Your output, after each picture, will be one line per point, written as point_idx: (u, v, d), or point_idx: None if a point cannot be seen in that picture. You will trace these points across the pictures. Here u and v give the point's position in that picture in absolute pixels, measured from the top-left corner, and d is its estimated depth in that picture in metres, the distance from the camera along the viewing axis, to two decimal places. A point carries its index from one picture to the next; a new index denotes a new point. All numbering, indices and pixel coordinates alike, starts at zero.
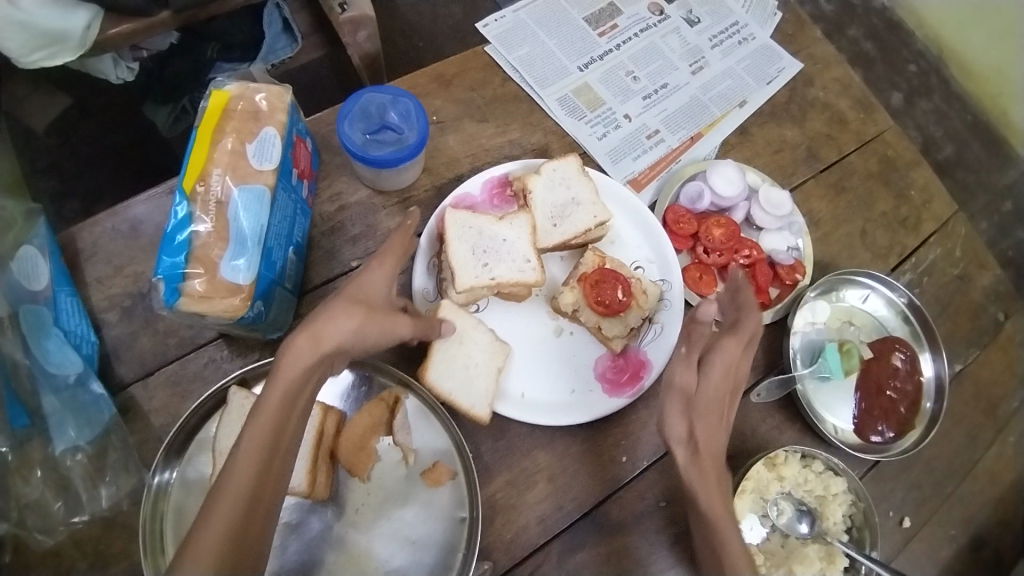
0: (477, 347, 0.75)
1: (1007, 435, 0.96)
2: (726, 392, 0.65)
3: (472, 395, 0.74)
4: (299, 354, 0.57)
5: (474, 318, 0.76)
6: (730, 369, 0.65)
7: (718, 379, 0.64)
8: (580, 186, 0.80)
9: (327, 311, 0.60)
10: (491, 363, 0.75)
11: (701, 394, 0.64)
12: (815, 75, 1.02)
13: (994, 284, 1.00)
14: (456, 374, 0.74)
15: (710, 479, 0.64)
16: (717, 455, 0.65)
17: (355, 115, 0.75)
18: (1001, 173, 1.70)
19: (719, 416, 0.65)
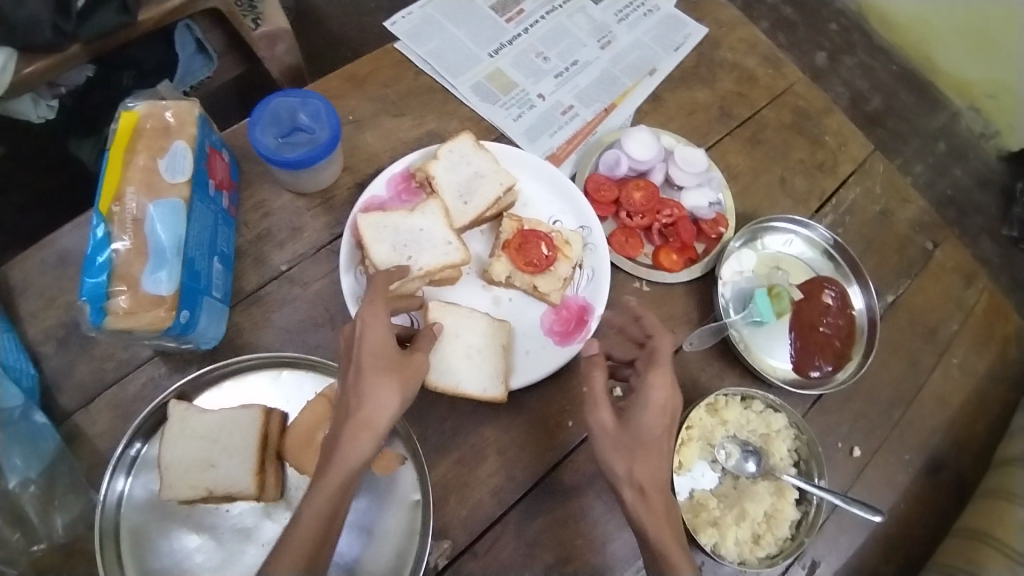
0: (471, 333, 0.77)
1: (950, 358, 0.98)
2: (662, 428, 0.66)
3: (482, 381, 0.75)
4: (357, 445, 0.58)
5: (468, 308, 0.77)
6: (665, 403, 0.66)
7: (653, 419, 0.65)
8: (479, 160, 0.82)
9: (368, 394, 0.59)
10: (495, 345, 0.77)
11: (633, 433, 0.65)
12: (721, 37, 1.05)
13: (918, 216, 1.04)
14: (458, 364, 0.75)
15: (660, 517, 0.63)
16: (664, 490, 0.64)
17: (266, 120, 0.76)
18: (931, 116, 1.75)
19: (661, 454, 0.65)
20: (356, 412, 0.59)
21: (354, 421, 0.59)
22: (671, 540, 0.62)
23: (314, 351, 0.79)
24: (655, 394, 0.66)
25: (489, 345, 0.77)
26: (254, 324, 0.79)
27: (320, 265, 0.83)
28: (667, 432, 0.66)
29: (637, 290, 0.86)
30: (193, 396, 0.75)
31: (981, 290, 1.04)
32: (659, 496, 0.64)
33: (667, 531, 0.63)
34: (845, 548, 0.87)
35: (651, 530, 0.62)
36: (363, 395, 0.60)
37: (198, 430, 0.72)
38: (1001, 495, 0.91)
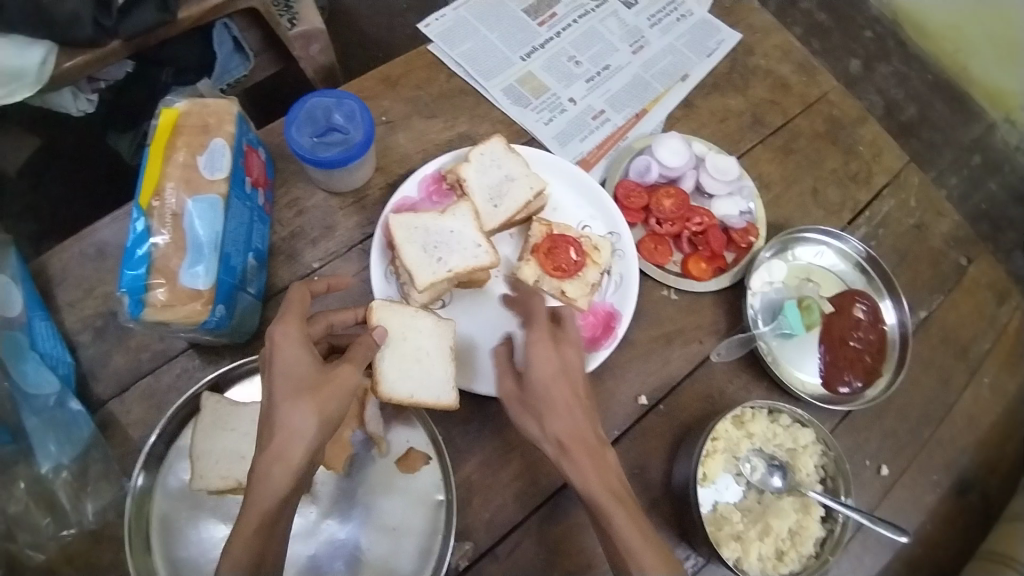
0: (419, 335, 0.73)
1: (982, 377, 0.97)
2: (559, 377, 0.65)
3: (428, 387, 0.72)
4: (273, 479, 0.57)
5: (411, 307, 0.74)
6: (552, 355, 0.66)
7: (541, 373, 0.65)
8: (510, 163, 0.82)
9: (279, 424, 0.58)
10: (443, 347, 0.73)
11: (529, 388, 0.65)
12: (755, 44, 1.04)
13: (953, 230, 1.02)
14: (409, 372, 0.72)
15: (586, 468, 0.61)
16: (586, 441, 0.63)
17: (302, 119, 0.77)
18: (967, 127, 1.71)
19: (567, 405, 0.64)
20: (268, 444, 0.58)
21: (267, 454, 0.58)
22: (598, 490, 0.60)
23: None
24: (540, 349, 0.67)
25: (436, 349, 0.73)
26: None
27: (351, 264, 0.84)
28: (563, 378, 0.65)
29: (664, 298, 0.86)
30: (225, 389, 0.77)
31: (1015, 308, 1.02)
32: (577, 446, 0.62)
33: (596, 477, 0.61)
34: (870, 565, 0.86)
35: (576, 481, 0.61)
36: (275, 427, 0.59)
37: (229, 423, 0.73)
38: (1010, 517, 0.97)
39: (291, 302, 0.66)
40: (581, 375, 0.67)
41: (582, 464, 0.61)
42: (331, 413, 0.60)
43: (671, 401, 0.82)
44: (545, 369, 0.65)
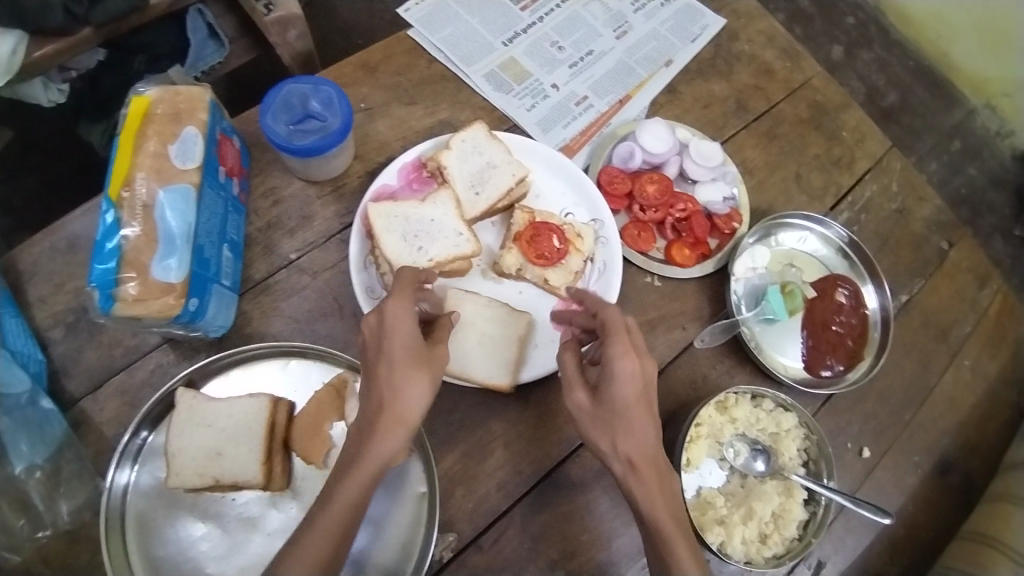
0: (489, 322, 0.76)
1: (962, 360, 0.97)
2: (638, 394, 0.61)
3: (492, 370, 0.75)
4: (393, 441, 0.58)
5: (486, 296, 0.78)
6: (636, 378, 0.61)
7: (623, 388, 0.61)
8: (492, 150, 0.81)
9: (399, 390, 0.59)
10: (510, 335, 0.76)
11: (606, 405, 0.61)
12: (738, 29, 1.04)
13: (934, 215, 1.03)
14: (477, 355, 0.75)
15: (654, 492, 0.59)
16: (655, 461, 0.61)
17: (277, 106, 0.76)
18: (947, 113, 1.73)
19: (643, 424, 0.61)
20: (387, 408, 0.58)
21: (385, 416, 0.58)
22: (662, 515, 0.59)
23: (322, 341, 0.78)
24: (628, 370, 0.61)
25: (504, 335, 0.76)
26: (262, 313, 0.79)
27: (331, 254, 0.82)
28: (644, 399, 0.62)
29: (648, 285, 0.85)
30: (201, 385, 0.75)
31: (995, 291, 1.03)
32: (649, 469, 0.60)
33: (662, 502, 0.60)
34: (853, 548, 0.86)
35: (642, 500, 0.60)
36: (388, 393, 0.59)
37: (204, 419, 0.72)
38: (1002, 496, 0.92)
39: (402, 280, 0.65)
40: (653, 398, 0.63)
41: (650, 485, 0.60)
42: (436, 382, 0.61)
43: (655, 387, 0.81)
44: (628, 389, 0.61)
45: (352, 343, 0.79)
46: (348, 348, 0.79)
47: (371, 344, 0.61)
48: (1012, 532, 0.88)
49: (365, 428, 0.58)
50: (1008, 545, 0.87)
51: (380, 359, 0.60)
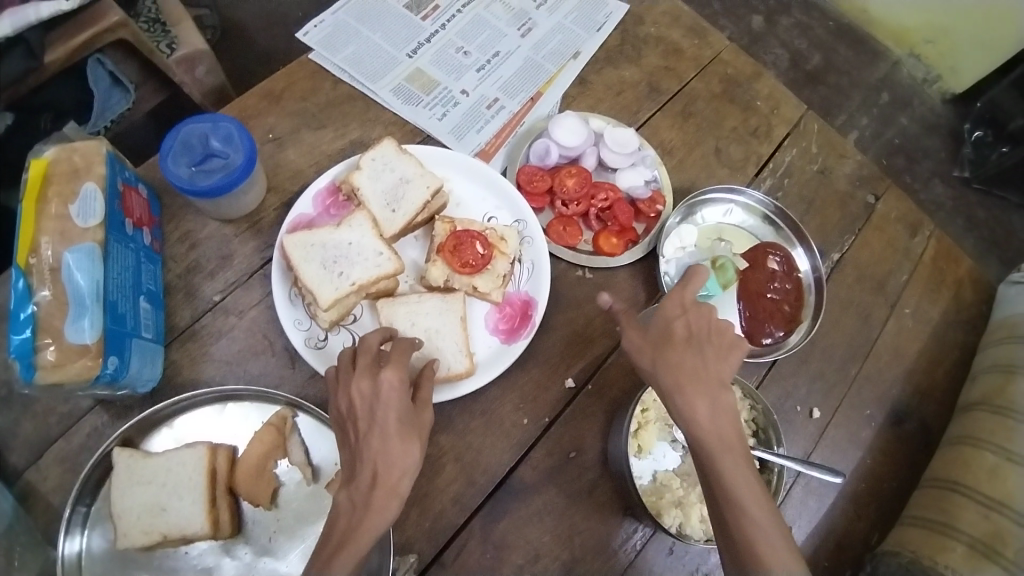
0: (431, 314, 0.76)
1: (902, 308, 0.99)
2: (695, 321, 0.67)
3: (447, 359, 0.75)
4: (384, 514, 0.57)
5: (416, 294, 0.77)
6: (684, 310, 0.67)
7: (673, 316, 0.67)
8: (403, 164, 0.80)
9: (395, 454, 0.59)
10: (454, 319, 0.77)
11: (653, 330, 0.67)
12: (643, 13, 1.04)
13: (857, 170, 1.04)
14: (427, 351, 0.75)
15: (699, 407, 0.62)
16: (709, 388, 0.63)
17: (177, 150, 0.74)
18: (873, 68, 1.76)
19: (692, 351, 0.65)
20: (383, 473, 0.58)
21: (380, 484, 0.58)
22: (705, 428, 0.61)
23: (256, 380, 0.77)
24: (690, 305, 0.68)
25: (448, 324, 0.76)
26: (193, 360, 0.77)
27: (254, 291, 0.81)
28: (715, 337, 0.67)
29: (580, 278, 0.85)
30: (141, 442, 0.74)
31: (927, 237, 1.05)
32: (692, 384, 0.62)
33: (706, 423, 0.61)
34: (816, 508, 0.88)
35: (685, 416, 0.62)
36: (383, 459, 0.59)
37: (145, 475, 0.70)
38: (966, 440, 0.90)
39: (367, 345, 0.66)
40: (727, 340, 0.66)
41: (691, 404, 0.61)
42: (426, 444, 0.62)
43: (599, 377, 0.81)
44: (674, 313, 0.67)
45: (287, 378, 0.77)
46: (283, 384, 0.77)
47: (362, 419, 0.61)
48: (979, 477, 0.84)
49: (356, 498, 0.57)
50: (974, 490, 0.84)
51: (373, 425, 0.61)
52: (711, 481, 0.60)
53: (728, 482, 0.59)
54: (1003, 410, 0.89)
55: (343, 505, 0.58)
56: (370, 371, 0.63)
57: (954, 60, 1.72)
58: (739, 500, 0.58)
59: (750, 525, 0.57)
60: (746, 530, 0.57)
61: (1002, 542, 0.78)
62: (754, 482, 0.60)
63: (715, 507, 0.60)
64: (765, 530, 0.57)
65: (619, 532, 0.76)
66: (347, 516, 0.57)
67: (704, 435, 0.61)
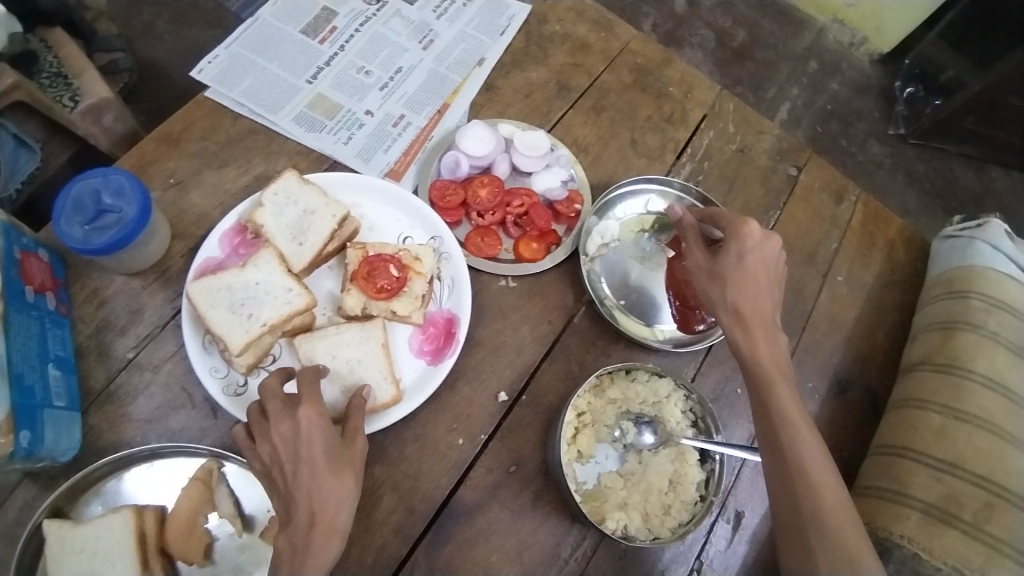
0: (352, 343, 0.74)
1: (835, 277, 0.99)
2: (761, 262, 0.71)
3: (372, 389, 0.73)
4: (327, 548, 0.57)
5: (333, 326, 0.75)
6: (758, 246, 0.71)
7: (749, 253, 0.71)
8: (306, 196, 0.78)
9: (329, 489, 0.59)
10: (376, 347, 0.75)
11: (721, 263, 0.71)
12: (546, 12, 1.03)
13: (776, 144, 1.05)
14: (351, 383, 0.73)
15: (758, 341, 0.69)
16: (764, 322, 0.70)
17: (69, 210, 0.72)
18: (798, 38, 1.78)
19: (757, 286, 0.70)
20: (321, 511, 0.58)
21: (319, 523, 0.58)
22: (766, 363, 0.68)
23: (178, 435, 0.75)
24: (762, 243, 0.71)
25: (371, 352, 0.75)
26: (112, 423, 0.74)
27: (168, 343, 0.78)
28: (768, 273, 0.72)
29: (504, 288, 0.84)
30: (73, 510, 0.69)
31: (854, 202, 1.05)
32: (756, 321, 0.69)
33: (770, 364, 0.68)
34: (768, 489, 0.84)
35: (745, 348, 0.69)
36: (316, 496, 0.59)
37: (76, 546, 0.65)
38: (907, 403, 0.89)
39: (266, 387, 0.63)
40: (776, 276, 0.73)
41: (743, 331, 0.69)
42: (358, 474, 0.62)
43: (532, 389, 0.80)
44: (747, 244, 0.71)
45: (209, 429, 0.75)
46: (208, 436, 0.75)
47: (286, 462, 0.60)
48: (927, 439, 0.84)
49: (296, 541, 0.57)
50: (921, 453, 0.83)
51: (301, 464, 0.59)
52: (760, 389, 0.67)
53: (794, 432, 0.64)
54: (945, 368, 0.88)
55: (282, 548, 0.57)
56: (284, 410, 0.62)
57: (880, 19, 1.75)
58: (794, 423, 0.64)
59: (812, 473, 0.62)
60: (795, 446, 0.63)
61: (957, 506, 0.78)
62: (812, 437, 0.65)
63: (766, 426, 0.66)
64: (816, 463, 0.63)
65: (567, 543, 0.75)
66: (286, 561, 0.56)
67: (766, 368, 0.67)
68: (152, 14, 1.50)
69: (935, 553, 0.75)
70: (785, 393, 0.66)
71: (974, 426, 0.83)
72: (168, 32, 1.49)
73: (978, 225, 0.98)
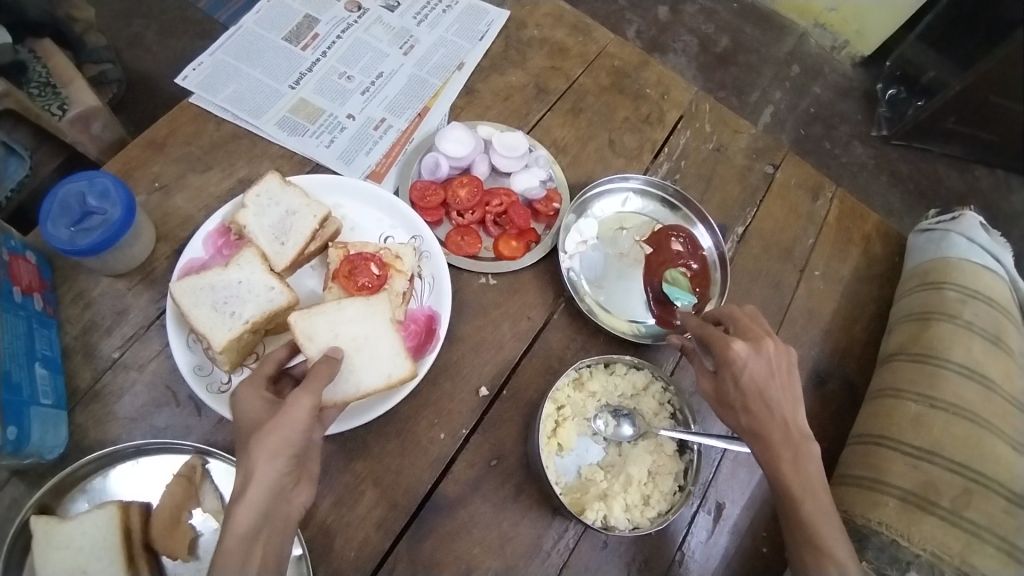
0: (353, 322, 0.74)
1: (812, 271, 1.01)
2: (765, 382, 0.68)
3: (386, 364, 0.74)
4: (240, 520, 0.53)
5: (333, 303, 0.74)
6: (751, 365, 0.68)
7: (748, 380, 0.68)
8: (288, 197, 0.80)
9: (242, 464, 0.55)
10: (381, 322, 0.75)
11: (725, 390, 0.70)
12: (525, 17, 1.05)
13: (752, 143, 1.07)
14: (357, 361, 0.73)
15: (782, 459, 0.67)
16: (788, 429, 0.68)
17: (55, 212, 0.73)
18: (780, 42, 1.80)
19: (769, 403, 0.68)
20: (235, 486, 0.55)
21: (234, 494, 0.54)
22: (791, 480, 0.67)
23: (163, 433, 0.76)
24: (752, 360, 0.68)
25: (374, 329, 0.75)
26: (98, 421, 0.75)
27: (152, 343, 0.79)
28: (778, 384, 0.68)
29: (483, 285, 0.86)
30: (59, 507, 0.70)
31: (830, 199, 1.07)
32: (772, 436, 0.68)
33: (788, 468, 0.67)
34: (747, 481, 0.85)
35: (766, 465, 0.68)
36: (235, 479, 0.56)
37: (63, 540, 0.66)
38: (888, 392, 0.89)
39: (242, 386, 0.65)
40: (789, 381, 0.69)
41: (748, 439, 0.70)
42: (286, 450, 0.57)
43: (513, 384, 0.81)
44: (745, 373, 0.68)
45: (194, 427, 0.76)
46: (192, 433, 0.76)
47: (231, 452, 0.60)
48: (904, 427, 0.85)
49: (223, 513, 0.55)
50: (898, 441, 0.84)
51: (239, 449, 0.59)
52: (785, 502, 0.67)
53: (811, 521, 0.66)
54: (921, 357, 0.90)
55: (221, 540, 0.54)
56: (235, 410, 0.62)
57: (860, 24, 1.77)
58: (819, 539, 0.65)
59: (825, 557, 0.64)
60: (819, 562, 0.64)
61: (936, 493, 0.79)
62: (831, 514, 0.67)
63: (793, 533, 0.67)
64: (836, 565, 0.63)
65: (549, 534, 0.76)
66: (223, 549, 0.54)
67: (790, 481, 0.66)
68: (142, 26, 1.52)
69: (913, 539, 0.76)
70: (808, 504, 0.66)
71: (951, 414, 0.84)
72: (158, 43, 1.51)
73: (953, 217, 1.00)
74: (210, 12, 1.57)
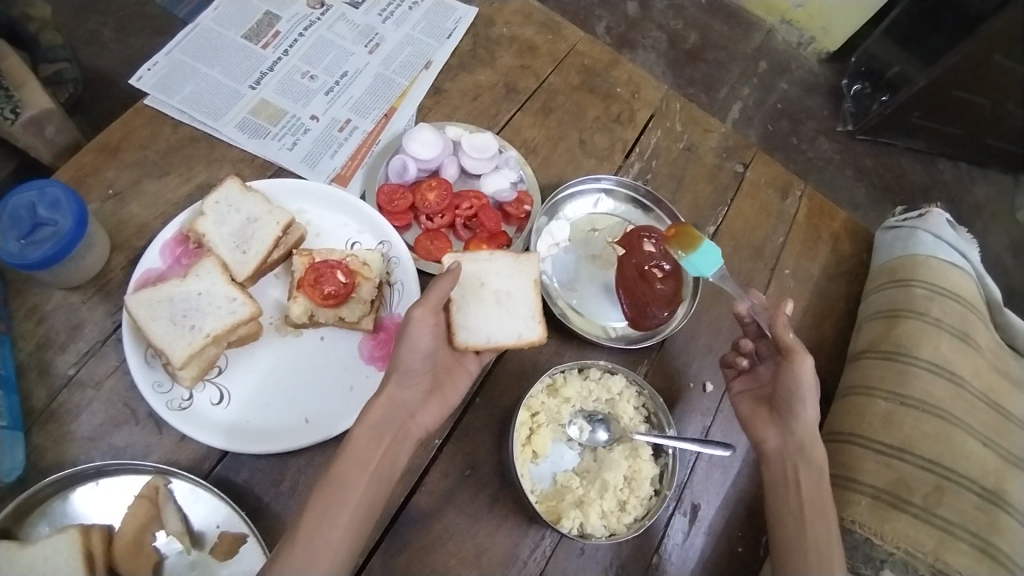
0: (504, 276, 0.77)
1: (783, 270, 1.01)
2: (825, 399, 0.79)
3: (519, 325, 0.74)
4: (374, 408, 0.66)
5: (486, 252, 0.77)
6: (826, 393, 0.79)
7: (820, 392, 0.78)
8: (249, 204, 0.77)
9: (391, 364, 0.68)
10: (526, 283, 0.77)
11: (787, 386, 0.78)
12: (492, 15, 1.03)
13: (722, 142, 1.06)
14: (496, 312, 0.75)
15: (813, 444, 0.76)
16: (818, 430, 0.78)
17: (3, 224, 0.69)
18: (748, 39, 1.81)
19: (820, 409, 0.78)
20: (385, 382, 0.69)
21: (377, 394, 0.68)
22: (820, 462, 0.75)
23: (123, 452, 0.72)
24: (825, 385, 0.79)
25: (519, 286, 0.77)
26: (54, 441, 0.72)
27: (109, 358, 0.76)
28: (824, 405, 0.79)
29: None
30: (19, 531, 0.66)
31: (800, 197, 1.08)
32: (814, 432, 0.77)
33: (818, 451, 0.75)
34: (721, 482, 0.85)
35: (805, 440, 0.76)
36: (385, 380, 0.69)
37: (23, 567, 0.63)
38: (857, 390, 0.90)
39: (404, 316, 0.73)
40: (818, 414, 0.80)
41: (768, 422, 0.79)
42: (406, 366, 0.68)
43: (487, 391, 0.80)
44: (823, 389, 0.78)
45: (154, 445, 0.73)
46: (155, 451, 0.73)
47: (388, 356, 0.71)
48: (875, 425, 0.85)
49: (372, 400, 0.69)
50: (869, 438, 0.84)
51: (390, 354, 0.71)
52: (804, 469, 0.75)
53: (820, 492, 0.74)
54: (890, 355, 0.90)
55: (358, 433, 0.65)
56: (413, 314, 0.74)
57: (825, 19, 1.79)
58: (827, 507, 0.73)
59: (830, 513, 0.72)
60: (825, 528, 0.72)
61: (907, 490, 0.80)
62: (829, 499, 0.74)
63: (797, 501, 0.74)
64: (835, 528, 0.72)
65: (526, 543, 0.75)
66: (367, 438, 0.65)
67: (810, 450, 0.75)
68: (98, 22, 1.46)
69: (887, 537, 0.77)
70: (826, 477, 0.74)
71: (921, 411, 0.85)
72: (115, 41, 1.45)
73: (920, 215, 1.02)
74: (166, 7, 1.51)
